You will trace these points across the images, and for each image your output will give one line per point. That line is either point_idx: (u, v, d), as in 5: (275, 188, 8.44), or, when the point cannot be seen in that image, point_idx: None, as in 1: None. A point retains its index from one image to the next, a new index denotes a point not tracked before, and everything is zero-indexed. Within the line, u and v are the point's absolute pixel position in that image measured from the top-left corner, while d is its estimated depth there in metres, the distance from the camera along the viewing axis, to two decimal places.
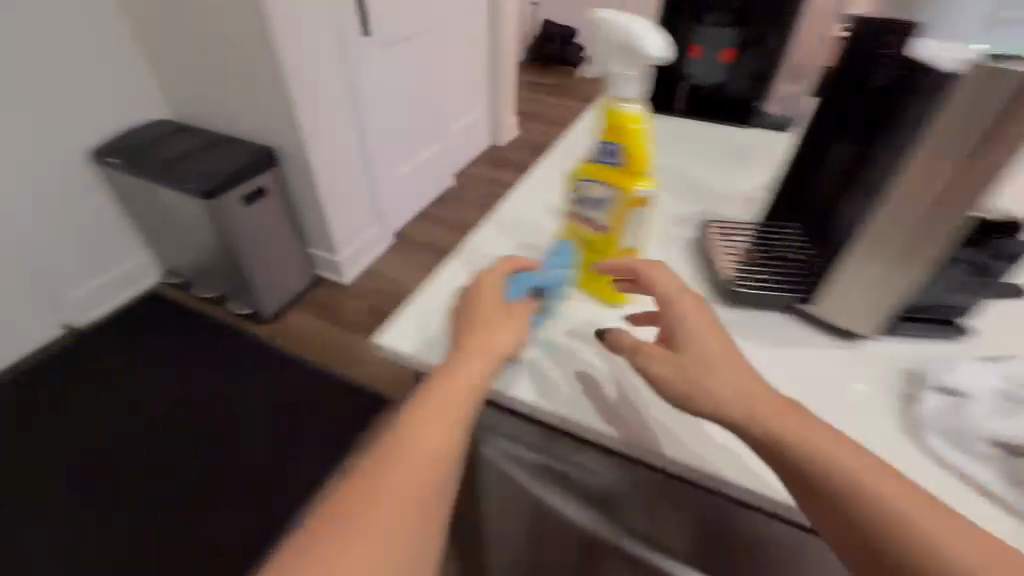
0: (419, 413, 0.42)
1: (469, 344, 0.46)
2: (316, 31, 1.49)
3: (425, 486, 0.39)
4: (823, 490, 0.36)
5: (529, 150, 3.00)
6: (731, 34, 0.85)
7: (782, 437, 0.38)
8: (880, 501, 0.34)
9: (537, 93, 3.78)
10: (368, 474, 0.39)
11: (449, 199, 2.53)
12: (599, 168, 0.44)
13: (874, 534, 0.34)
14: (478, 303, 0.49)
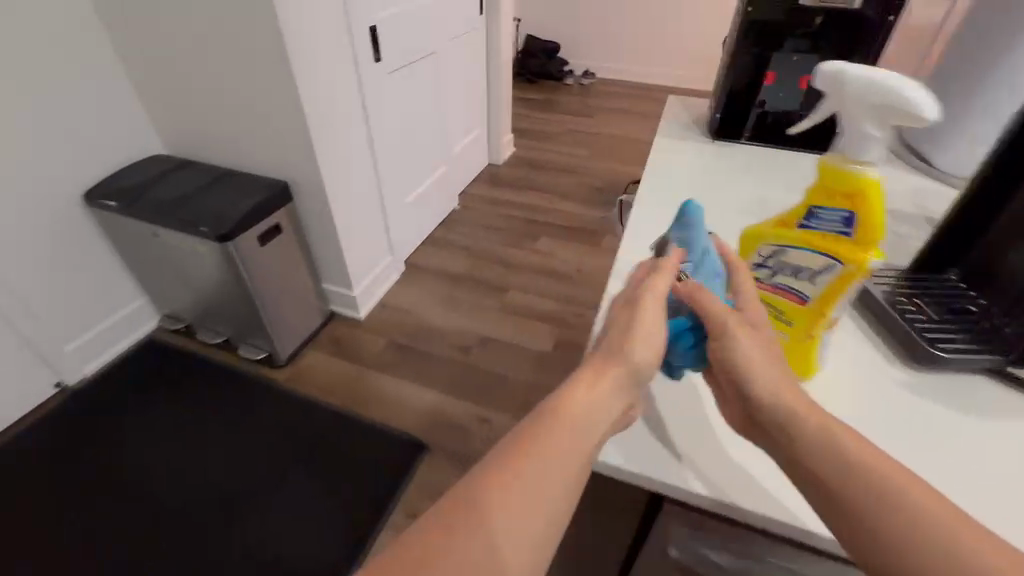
0: (552, 419, 0.44)
1: (606, 354, 0.48)
2: (332, 59, 1.42)
3: (558, 492, 0.41)
4: (812, 464, 0.40)
5: (529, 168, 2.97)
6: (809, 62, 0.83)
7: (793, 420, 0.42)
8: (869, 483, 0.38)
9: (526, 108, 3.77)
10: (507, 469, 0.41)
11: (454, 221, 2.47)
12: (806, 232, 0.44)
13: (853, 507, 0.38)
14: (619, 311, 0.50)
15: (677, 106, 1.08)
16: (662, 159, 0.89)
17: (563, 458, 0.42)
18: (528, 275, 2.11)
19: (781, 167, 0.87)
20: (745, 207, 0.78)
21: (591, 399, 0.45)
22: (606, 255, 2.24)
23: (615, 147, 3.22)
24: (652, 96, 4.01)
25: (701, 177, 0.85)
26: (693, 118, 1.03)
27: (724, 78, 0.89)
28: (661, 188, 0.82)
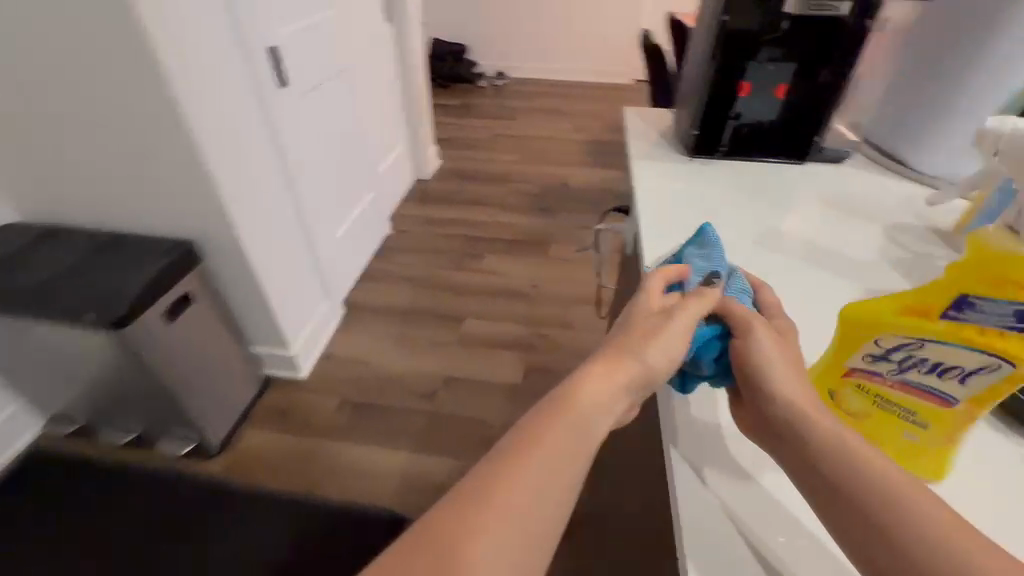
0: (564, 407, 0.48)
1: (619, 346, 0.52)
2: (230, 90, 1.20)
3: (562, 483, 0.45)
4: (821, 460, 0.43)
5: (459, 180, 2.82)
6: (784, 70, 0.78)
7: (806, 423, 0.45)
8: (870, 481, 0.40)
9: (443, 117, 3.60)
10: (516, 451, 0.46)
11: (390, 249, 2.28)
12: (956, 325, 0.39)
13: (856, 505, 0.40)
14: (640, 309, 0.54)
15: (639, 123, 1.00)
16: (646, 186, 0.80)
17: (572, 444, 0.46)
18: (480, 299, 1.99)
19: (769, 184, 0.81)
20: (757, 237, 0.70)
21: (602, 388, 0.49)
22: (555, 266, 2.16)
23: (542, 149, 3.16)
24: (567, 93, 4.01)
25: (696, 204, 0.77)
26: (660, 135, 0.96)
27: (697, 91, 0.83)
28: (660, 223, 0.73)
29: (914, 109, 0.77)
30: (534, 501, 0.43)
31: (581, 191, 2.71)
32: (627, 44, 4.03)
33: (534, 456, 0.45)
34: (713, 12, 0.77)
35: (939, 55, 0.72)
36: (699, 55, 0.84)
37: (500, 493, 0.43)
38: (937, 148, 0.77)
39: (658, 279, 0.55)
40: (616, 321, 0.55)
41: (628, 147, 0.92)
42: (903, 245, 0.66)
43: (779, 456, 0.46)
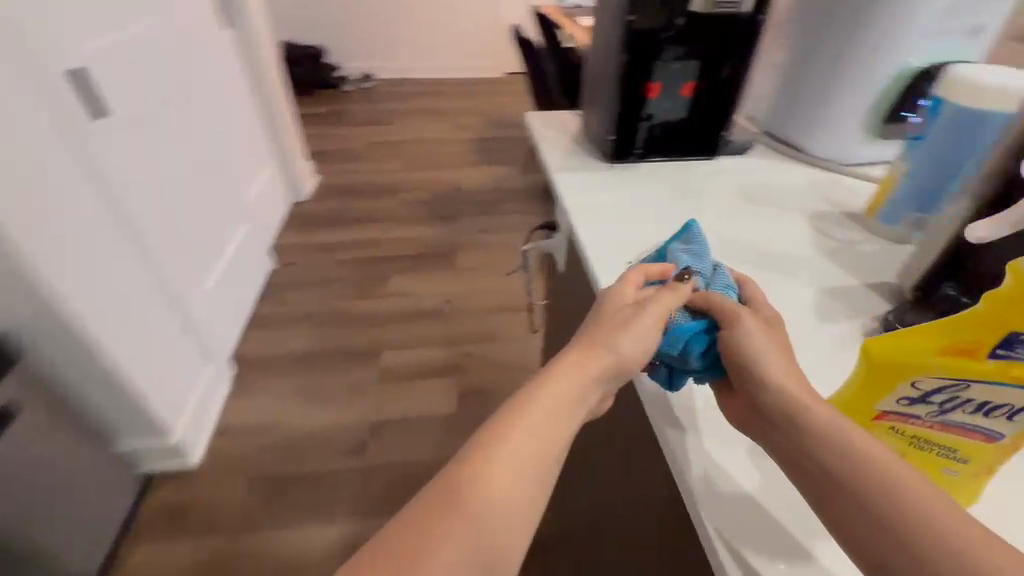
0: (529, 408, 0.48)
1: (590, 335, 0.52)
2: (20, 133, 0.91)
3: (528, 490, 0.45)
4: (810, 443, 0.42)
5: (342, 196, 2.57)
6: (689, 68, 0.76)
7: (797, 406, 0.44)
8: (861, 465, 0.39)
9: (310, 128, 3.27)
10: (478, 458, 0.46)
11: (277, 286, 2.00)
12: (1008, 364, 0.35)
13: (849, 490, 0.39)
14: (614, 303, 0.54)
15: (548, 132, 0.95)
16: (578, 209, 0.76)
17: (541, 438, 0.47)
18: (392, 327, 1.83)
19: (693, 184, 0.80)
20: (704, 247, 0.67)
21: (574, 380, 0.50)
22: (466, 276, 2.06)
23: (427, 153, 3.01)
24: (441, 91, 3.87)
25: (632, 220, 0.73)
26: (572, 142, 0.91)
27: (607, 96, 0.79)
28: (605, 250, 0.69)
29: (806, 104, 0.80)
30: (499, 494, 0.44)
31: (476, 193, 2.63)
32: (492, 37, 3.99)
33: (500, 451, 0.46)
34: (615, 11, 0.73)
35: (819, 51, 0.75)
36: (604, 57, 0.79)
37: (467, 487, 0.44)
38: (833, 138, 0.80)
39: (631, 274, 0.55)
40: (588, 316, 0.55)
41: (545, 164, 0.86)
42: (831, 233, 0.67)
43: (773, 442, 0.45)
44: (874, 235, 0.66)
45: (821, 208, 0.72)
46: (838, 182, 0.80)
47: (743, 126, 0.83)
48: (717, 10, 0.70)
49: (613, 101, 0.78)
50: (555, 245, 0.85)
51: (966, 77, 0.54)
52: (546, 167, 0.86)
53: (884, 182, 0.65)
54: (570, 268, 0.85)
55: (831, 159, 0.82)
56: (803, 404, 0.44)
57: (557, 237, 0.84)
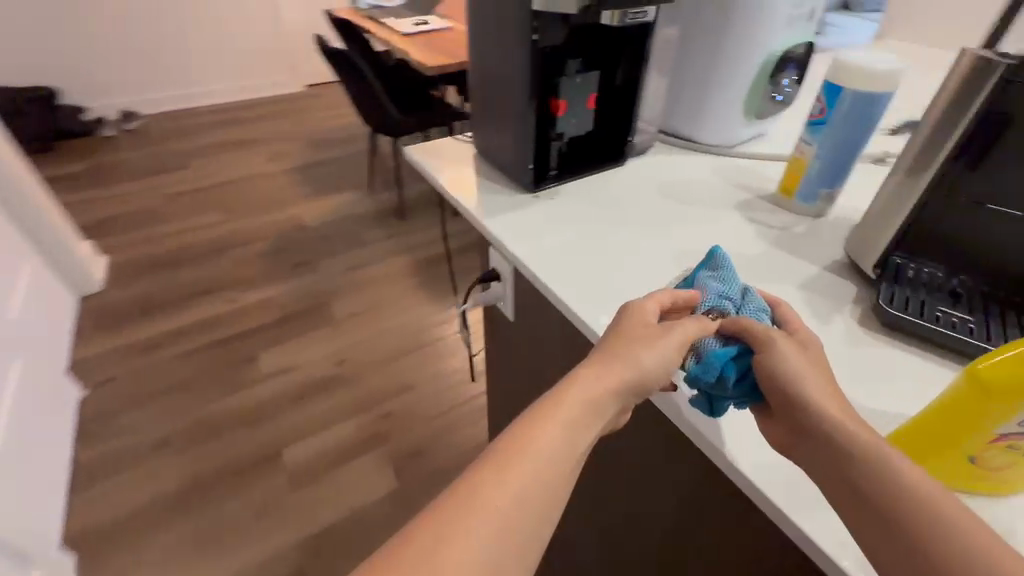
0: (548, 418, 0.46)
1: (603, 349, 0.50)
2: None
3: (540, 503, 0.42)
4: (855, 476, 0.39)
5: (152, 272, 2.05)
6: (591, 79, 0.72)
7: (844, 430, 0.41)
8: (908, 499, 0.37)
9: (73, 192, 2.53)
10: (494, 467, 0.43)
11: (101, 417, 1.52)
12: None
13: (898, 525, 0.36)
14: (636, 322, 0.51)
15: (446, 169, 0.83)
16: (527, 250, 0.67)
17: (552, 456, 0.44)
18: (284, 415, 1.53)
19: (623, 194, 0.77)
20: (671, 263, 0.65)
21: (592, 392, 0.47)
22: (350, 327, 1.82)
23: (248, 194, 2.56)
24: (239, 117, 3.31)
25: (588, 248, 0.67)
26: (478, 174, 0.81)
27: (516, 117, 0.71)
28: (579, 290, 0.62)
29: (690, 93, 0.83)
30: (509, 510, 0.41)
31: (325, 228, 2.32)
32: (285, 46, 3.52)
33: (512, 465, 0.43)
34: (508, 25, 0.65)
35: (694, 41, 0.78)
36: (500, 75, 0.71)
37: (474, 501, 0.41)
38: (719, 123, 0.84)
39: (651, 297, 0.52)
40: (608, 336, 0.52)
41: (462, 207, 0.75)
42: (767, 220, 0.70)
43: (815, 471, 0.42)
44: (796, 213, 0.71)
45: (742, 195, 0.76)
46: (736, 164, 0.84)
47: (644, 126, 0.82)
48: (628, 20, 0.62)
49: (524, 123, 0.70)
50: (496, 294, 0.76)
51: (855, 63, 0.59)
52: (465, 212, 0.75)
53: (791, 167, 0.70)
54: (518, 315, 0.77)
55: (720, 144, 0.87)
56: (850, 429, 0.41)
57: (497, 285, 0.75)
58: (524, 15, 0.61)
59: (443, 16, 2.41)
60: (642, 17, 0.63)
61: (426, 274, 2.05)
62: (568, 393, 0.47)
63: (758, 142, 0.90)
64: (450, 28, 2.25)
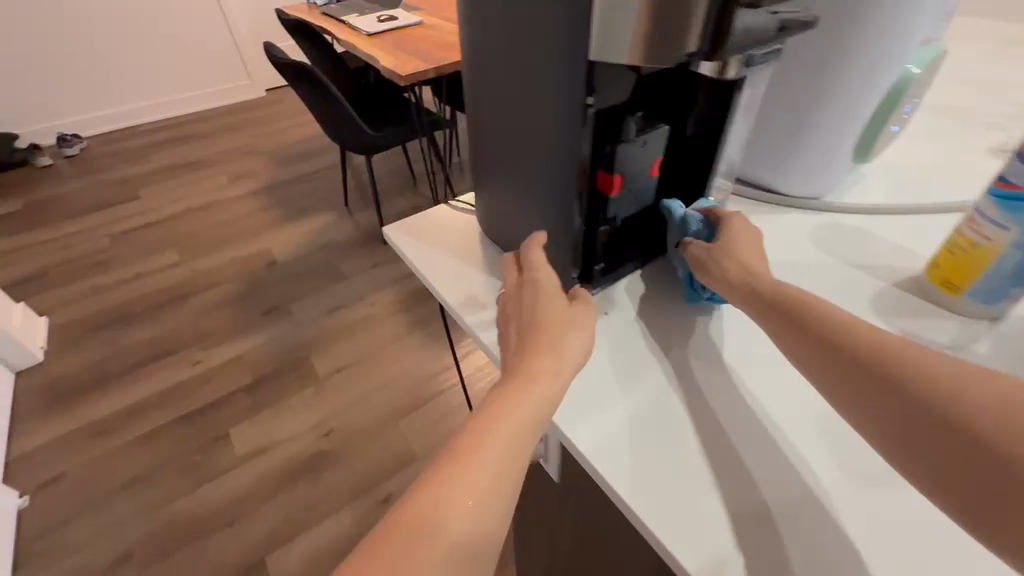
0: (492, 419, 0.39)
1: (541, 322, 0.45)
2: None
3: (488, 509, 0.35)
4: (918, 399, 0.31)
5: (100, 334, 1.77)
6: (661, 135, 0.48)
7: (866, 351, 0.35)
8: (987, 401, 0.29)
9: (8, 238, 2.23)
10: (435, 478, 0.35)
11: (43, 534, 1.27)
12: None
13: (869, 365, 0.34)
14: (547, 289, 0.48)
15: (434, 268, 0.64)
16: (576, 418, 0.47)
17: (502, 456, 0.37)
18: (266, 509, 1.30)
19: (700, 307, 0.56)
20: (799, 441, 0.45)
21: (555, 364, 0.42)
22: (335, 386, 1.57)
23: (208, 225, 2.27)
24: (191, 132, 2.97)
25: (667, 410, 0.47)
26: (491, 277, 0.63)
27: (557, 199, 0.50)
28: (650, 484, 0.42)
29: (777, 132, 0.60)
30: (486, 491, 0.35)
31: (298, 262, 2.05)
32: (239, 49, 3.18)
33: (481, 445, 0.37)
34: (537, 69, 0.43)
35: (789, 63, 0.55)
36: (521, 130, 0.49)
37: (445, 488, 0.35)
38: (813, 173, 0.61)
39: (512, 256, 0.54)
40: (514, 301, 0.49)
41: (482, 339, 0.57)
42: (915, 329, 0.49)
43: (867, 416, 0.34)
44: (962, 316, 0.50)
45: (865, 282, 0.54)
46: (841, 228, 0.61)
47: (722, 182, 0.58)
48: (753, 66, 0.39)
49: (567, 206, 0.49)
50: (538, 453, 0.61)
51: None
52: (480, 339, 0.58)
53: (947, 248, 0.49)
54: (562, 479, 0.58)
55: (812, 198, 0.64)
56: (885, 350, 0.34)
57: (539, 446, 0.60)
58: (568, 60, 0.39)
59: (411, 9, 2.11)
60: (771, 57, 0.40)
61: (417, 309, 1.81)
62: (530, 371, 0.42)
63: (858, 183, 0.67)
64: (421, 23, 1.96)
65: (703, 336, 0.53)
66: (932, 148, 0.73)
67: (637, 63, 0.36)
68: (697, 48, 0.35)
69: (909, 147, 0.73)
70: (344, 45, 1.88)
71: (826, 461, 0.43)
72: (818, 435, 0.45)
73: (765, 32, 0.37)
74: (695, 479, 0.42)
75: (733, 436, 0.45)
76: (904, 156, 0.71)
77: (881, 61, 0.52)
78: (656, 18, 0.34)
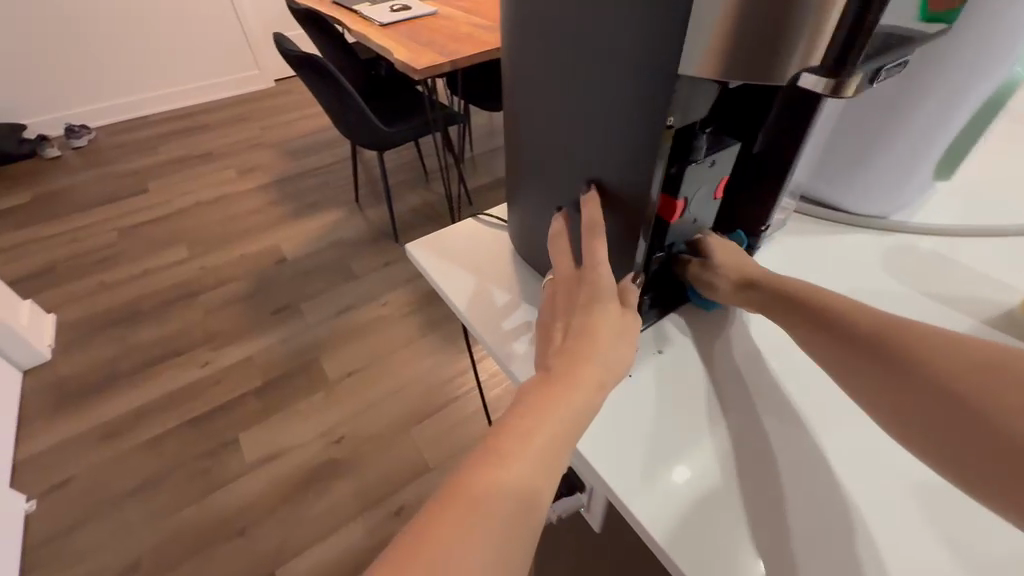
0: (539, 395, 0.35)
1: (589, 329, 0.38)
2: None
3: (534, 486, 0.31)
4: (964, 399, 0.31)
5: (108, 332, 1.74)
6: (733, 153, 0.42)
7: (916, 351, 0.34)
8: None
9: (16, 232, 2.20)
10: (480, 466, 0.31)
11: (50, 539, 1.25)
12: None
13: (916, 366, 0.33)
14: (600, 288, 0.41)
15: (451, 280, 0.60)
16: (631, 472, 0.42)
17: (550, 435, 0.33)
18: (277, 518, 1.27)
19: (773, 336, 0.51)
20: (899, 515, 0.39)
21: (600, 374, 0.36)
22: (347, 389, 1.54)
23: (216, 220, 2.23)
24: (199, 124, 2.92)
25: (739, 465, 0.42)
26: (521, 293, 0.58)
27: (613, 220, 0.45)
28: (670, 505, 0.40)
29: (848, 149, 0.55)
30: (517, 507, 0.30)
31: (308, 259, 2.00)
32: (248, 40, 3.11)
33: (511, 455, 0.32)
34: (605, 88, 0.38)
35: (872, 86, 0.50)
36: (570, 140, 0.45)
37: (467, 500, 0.30)
38: (883, 193, 0.56)
39: (562, 216, 0.49)
40: (563, 297, 0.43)
41: (508, 347, 0.53)
42: None
43: (908, 417, 0.33)
44: None
45: (926, 302, 0.50)
46: (915, 250, 0.56)
47: (785, 202, 0.55)
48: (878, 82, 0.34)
49: (626, 230, 0.44)
50: (576, 504, 0.55)
51: None
52: (505, 364, 0.52)
53: None
54: (605, 530, 0.53)
55: (883, 215, 0.59)
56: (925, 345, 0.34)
57: (576, 496, 0.54)
58: (643, 80, 0.35)
59: None
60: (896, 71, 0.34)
61: (430, 311, 1.76)
62: (570, 380, 0.35)
63: (930, 198, 0.62)
64: (435, 13, 1.89)
65: (744, 346, 0.51)
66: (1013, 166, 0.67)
67: (714, 77, 0.32)
68: (819, 63, 0.31)
69: (987, 164, 0.68)
70: (356, 36, 1.81)
71: (930, 540, 0.38)
72: (920, 509, 0.40)
73: (899, 43, 0.32)
74: (716, 502, 0.40)
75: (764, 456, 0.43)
76: (984, 169, 0.67)
77: (982, 76, 0.46)
78: (749, 27, 0.30)
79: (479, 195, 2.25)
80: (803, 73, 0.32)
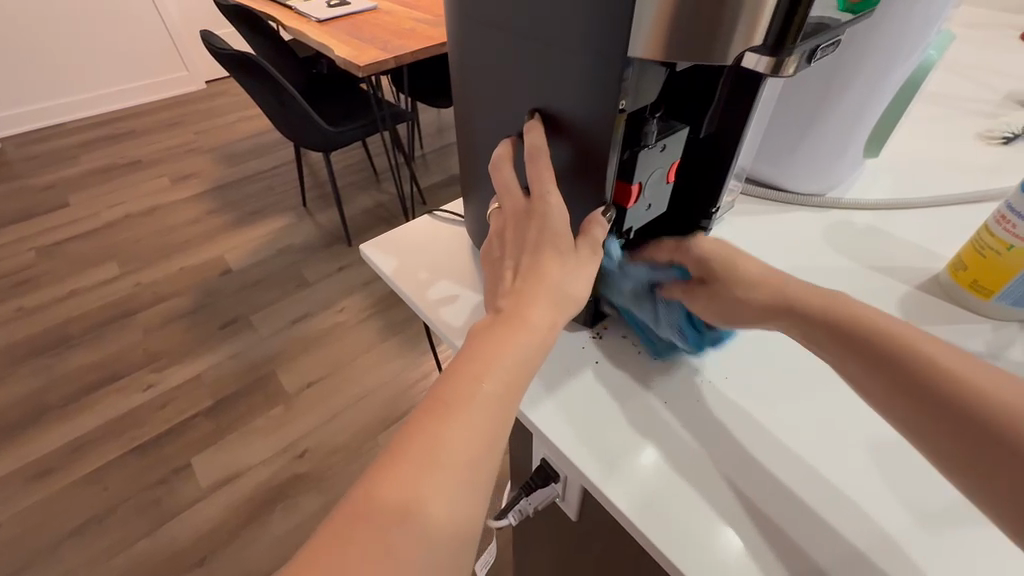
0: (483, 346, 0.33)
1: (541, 269, 0.37)
2: None
3: (481, 437, 0.30)
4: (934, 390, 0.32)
5: (33, 361, 1.59)
6: (681, 128, 0.43)
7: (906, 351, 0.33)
8: (955, 372, 0.32)
9: None
10: (423, 425, 0.30)
11: None
12: None
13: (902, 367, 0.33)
14: (550, 217, 0.38)
15: (390, 262, 0.60)
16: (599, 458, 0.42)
17: (496, 387, 0.32)
18: (241, 542, 1.21)
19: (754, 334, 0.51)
20: (860, 479, 0.40)
21: (550, 316, 0.35)
22: (306, 403, 1.47)
23: (150, 232, 2.08)
24: (125, 130, 2.72)
25: (708, 447, 0.43)
26: (467, 276, 0.58)
27: (562, 156, 0.43)
28: (643, 491, 0.40)
29: (786, 131, 0.57)
30: (467, 462, 0.30)
31: (257, 268, 1.90)
32: (173, 42, 2.92)
33: (459, 409, 0.31)
34: (548, 62, 0.38)
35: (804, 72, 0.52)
36: (520, 110, 0.43)
37: (409, 462, 0.29)
38: (819, 169, 0.59)
39: (508, 140, 0.44)
40: (512, 231, 0.40)
41: (446, 315, 0.54)
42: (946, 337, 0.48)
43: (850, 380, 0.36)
44: (991, 319, 0.49)
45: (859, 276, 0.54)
46: (851, 225, 0.60)
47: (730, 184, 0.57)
48: (814, 62, 0.35)
49: (577, 204, 0.44)
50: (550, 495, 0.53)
51: None
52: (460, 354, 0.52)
53: (973, 246, 0.49)
54: (582, 517, 0.54)
55: (821, 192, 0.62)
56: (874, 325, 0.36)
57: (552, 487, 0.52)
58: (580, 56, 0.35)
59: None
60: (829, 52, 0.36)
61: (388, 315, 1.71)
62: (522, 320, 0.34)
63: (862, 176, 0.66)
64: (375, 8, 1.83)
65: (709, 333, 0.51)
66: (928, 153, 0.71)
67: (661, 59, 0.33)
68: (761, 41, 0.31)
69: (903, 150, 0.71)
70: (291, 32, 1.73)
71: (886, 504, 0.39)
72: (881, 475, 0.41)
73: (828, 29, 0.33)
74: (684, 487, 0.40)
75: (734, 434, 0.43)
76: (903, 152, 0.71)
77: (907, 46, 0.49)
78: (687, 12, 0.30)
79: (432, 194, 2.22)
80: (746, 52, 0.32)
